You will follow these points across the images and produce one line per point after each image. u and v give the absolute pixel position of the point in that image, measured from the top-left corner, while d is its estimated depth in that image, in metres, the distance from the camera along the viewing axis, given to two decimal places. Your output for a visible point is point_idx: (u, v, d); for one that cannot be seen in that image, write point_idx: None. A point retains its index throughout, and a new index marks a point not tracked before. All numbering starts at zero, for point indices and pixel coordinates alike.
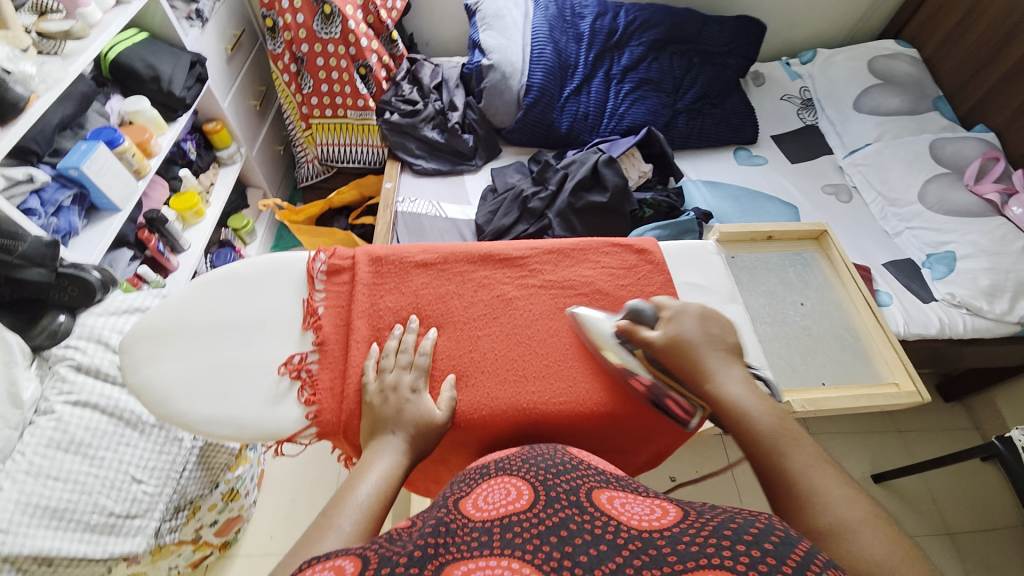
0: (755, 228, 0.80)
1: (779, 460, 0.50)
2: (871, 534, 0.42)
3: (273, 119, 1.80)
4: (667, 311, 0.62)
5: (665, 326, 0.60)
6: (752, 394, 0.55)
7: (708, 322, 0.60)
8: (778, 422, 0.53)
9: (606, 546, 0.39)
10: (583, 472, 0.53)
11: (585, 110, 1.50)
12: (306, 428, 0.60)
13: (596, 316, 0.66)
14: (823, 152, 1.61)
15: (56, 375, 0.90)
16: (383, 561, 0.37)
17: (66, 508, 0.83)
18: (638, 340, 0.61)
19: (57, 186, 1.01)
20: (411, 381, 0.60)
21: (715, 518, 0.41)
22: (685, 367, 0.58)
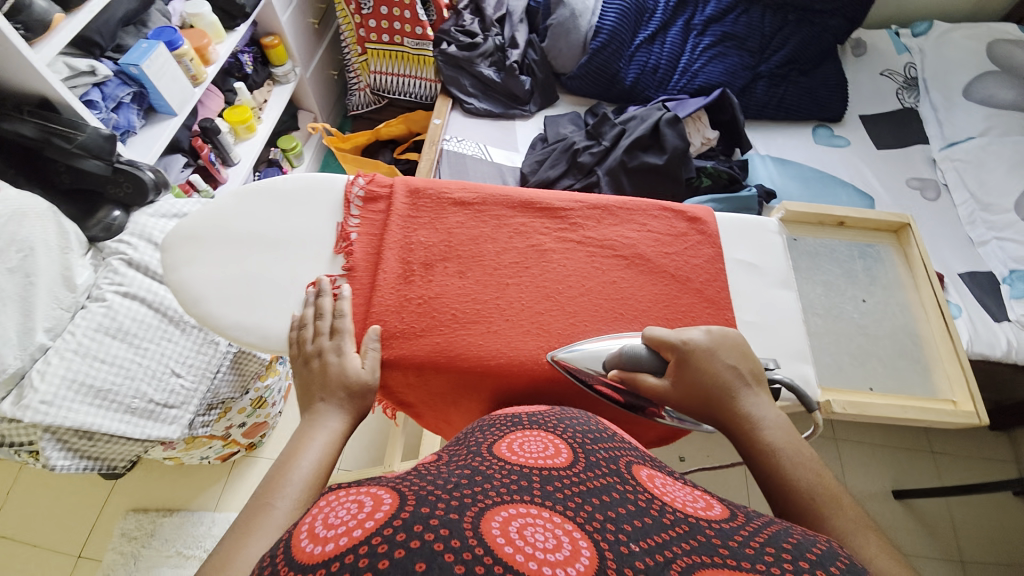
0: (827, 211, 0.73)
1: (820, 521, 0.45)
2: None
3: (330, 41, 1.77)
4: (672, 352, 0.55)
5: (673, 371, 0.54)
6: (788, 445, 0.50)
7: (726, 360, 0.54)
8: (819, 480, 0.48)
9: (650, 519, 0.39)
10: (620, 444, 0.53)
11: (655, 62, 1.38)
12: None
13: (580, 353, 0.58)
14: (916, 140, 1.44)
15: (108, 266, 0.95)
16: (421, 501, 0.36)
17: (109, 389, 0.90)
18: (641, 386, 0.55)
19: (118, 83, 1.02)
20: (332, 346, 0.57)
21: (767, 526, 0.41)
22: (710, 407, 0.53)
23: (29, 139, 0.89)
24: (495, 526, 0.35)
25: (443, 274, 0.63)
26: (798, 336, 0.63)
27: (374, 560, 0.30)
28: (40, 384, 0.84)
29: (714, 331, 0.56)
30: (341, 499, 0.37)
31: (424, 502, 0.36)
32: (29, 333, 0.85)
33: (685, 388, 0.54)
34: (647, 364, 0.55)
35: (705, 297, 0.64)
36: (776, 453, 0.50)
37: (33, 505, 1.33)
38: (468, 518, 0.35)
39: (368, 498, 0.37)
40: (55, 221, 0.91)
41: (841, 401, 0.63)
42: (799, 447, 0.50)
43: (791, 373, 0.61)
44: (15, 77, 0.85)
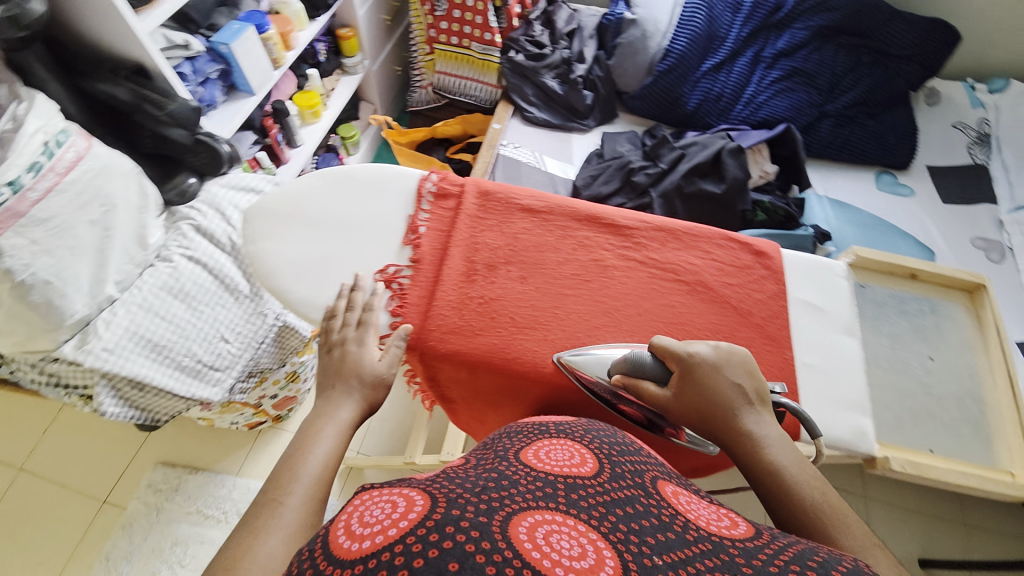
0: (898, 261, 0.72)
1: (826, 537, 0.45)
2: None
3: (399, 37, 1.82)
4: (676, 361, 0.56)
5: (676, 382, 0.55)
6: (790, 461, 0.51)
7: (729, 376, 0.54)
8: (822, 496, 0.48)
9: (673, 534, 0.39)
10: (646, 459, 0.53)
11: (720, 90, 1.37)
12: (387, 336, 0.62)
13: (582, 360, 0.59)
14: (982, 199, 1.37)
15: (178, 230, 0.99)
16: (450, 501, 0.36)
17: (165, 345, 0.94)
18: (643, 394, 0.56)
19: (208, 59, 1.07)
20: (355, 336, 0.60)
21: (792, 543, 0.40)
22: (711, 419, 0.54)
23: (121, 102, 0.92)
24: (522, 530, 0.35)
25: (505, 277, 0.65)
26: (855, 385, 0.62)
27: (408, 558, 0.30)
28: (104, 332, 0.88)
29: (719, 346, 0.56)
30: (375, 499, 0.37)
31: (454, 504, 0.36)
32: (99, 283, 0.88)
33: (687, 400, 0.54)
34: (651, 373, 0.56)
35: (765, 333, 0.63)
36: (780, 472, 0.50)
37: (67, 447, 1.38)
38: (498, 521, 0.35)
39: (401, 498, 0.37)
40: (137, 180, 0.92)
41: (901, 460, 0.61)
42: (801, 463, 0.51)
43: (845, 422, 0.60)
44: (117, 44, 0.91)
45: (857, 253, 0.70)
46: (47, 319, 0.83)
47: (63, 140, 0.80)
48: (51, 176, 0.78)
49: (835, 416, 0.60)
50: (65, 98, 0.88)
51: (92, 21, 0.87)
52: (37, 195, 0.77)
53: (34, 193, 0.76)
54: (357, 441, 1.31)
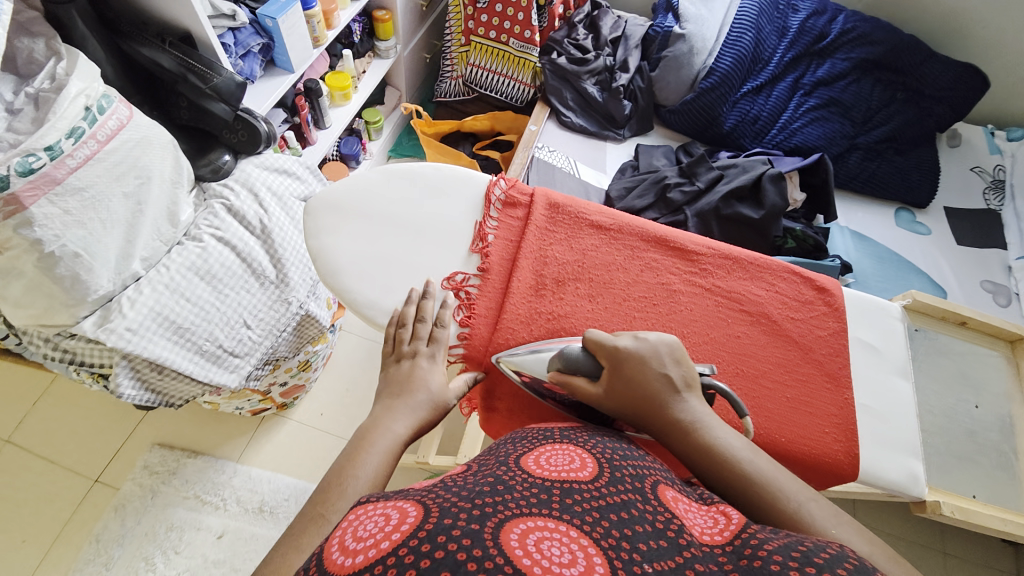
0: (952, 308, 0.73)
1: (772, 502, 0.48)
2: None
3: (433, 23, 1.77)
4: (607, 356, 0.56)
5: (608, 377, 0.55)
6: (725, 437, 0.53)
7: (657, 367, 0.55)
8: (759, 463, 0.51)
9: (665, 542, 0.39)
10: (651, 465, 0.52)
11: (757, 113, 1.38)
12: (455, 348, 0.61)
13: (520, 359, 0.59)
14: (995, 243, 1.38)
15: (209, 208, 0.96)
16: (443, 513, 0.37)
17: (188, 328, 0.89)
18: (577, 391, 0.56)
19: (251, 32, 1.04)
20: (427, 352, 0.59)
21: (775, 537, 0.41)
22: (646, 412, 0.54)
23: (165, 70, 0.90)
24: (513, 538, 0.35)
25: (573, 295, 0.64)
26: (911, 429, 0.63)
27: (401, 570, 0.32)
28: (128, 311, 0.83)
29: (645, 337, 0.57)
30: (370, 512, 0.39)
31: (447, 513, 0.37)
32: (127, 260, 0.84)
33: (619, 394, 0.55)
34: (584, 368, 0.56)
35: (825, 371, 0.64)
36: (717, 450, 0.52)
37: (57, 420, 1.32)
38: (489, 528, 0.36)
39: (395, 510, 0.39)
40: (173, 153, 0.88)
41: (950, 506, 0.62)
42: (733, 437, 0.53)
43: (900, 466, 0.61)
44: (166, 8, 0.87)
45: (915, 296, 0.71)
46: (70, 294, 0.79)
47: (105, 105, 0.76)
48: (91, 143, 0.74)
49: (892, 459, 0.61)
50: (104, 59, 0.83)
51: None
52: (76, 162, 0.73)
53: (73, 159, 0.72)
54: None
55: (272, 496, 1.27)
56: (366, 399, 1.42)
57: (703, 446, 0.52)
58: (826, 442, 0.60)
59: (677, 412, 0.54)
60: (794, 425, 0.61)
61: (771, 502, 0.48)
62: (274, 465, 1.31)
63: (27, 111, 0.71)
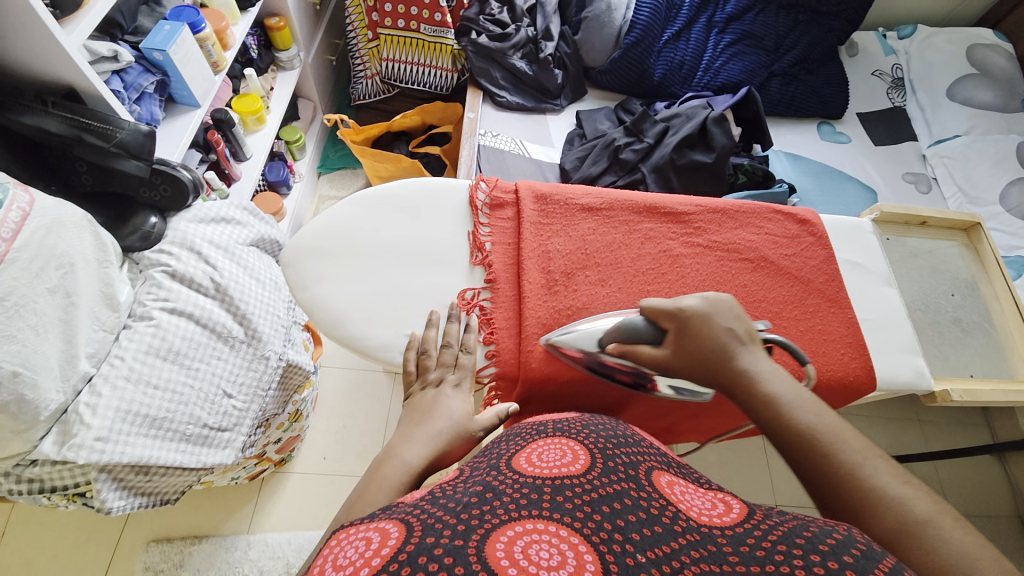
0: (915, 212, 0.84)
1: (830, 457, 0.46)
2: (951, 529, 0.40)
3: (330, 22, 1.64)
4: (670, 320, 0.56)
5: (672, 339, 0.56)
6: (789, 390, 0.51)
7: (722, 321, 0.55)
8: (821, 420, 0.49)
9: (660, 529, 0.39)
10: (645, 450, 0.52)
11: (681, 58, 1.41)
12: (485, 367, 0.61)
13: (569, 339, 0.59)
14: (907, 137, 1.50)
15: (150, 280, 0.85)
16: (428, 531, 0.36)
17: (164, 417, 0.79)
18: (639, 355, 0.56)
19: (140, 70, 0.90)
20: (455, 379, 0.58)
21: (783, 521, 0.40)
22: (708, 368, 0.54)
23: (54, 136, 0.78)
24: (500, 548, 0.35)
25: (585, 283, 0.64)
26: (907, 331, 0.69)
27: None
28: (92, 419, 0.73)
29: (708, 296, 0.57)
30: (350, 537, 0.37)
31: (431, 530, 0.36)
32: (72, 362, 0.73)
33: (683, 353, 0.55)
34: (646, 336, 0.57)
35: (827, 297, 0.68)
36: (777, 402, 0.50)
37: (30, 547, 1.17)
38: (473, 542, 0.35)
39: (376, 532, 0.37)
40: (92, 230, 0.77)
41: (957, 391, 0.72)
42: (798, 395, 0.51)
43: (909, 365, 0.67)
44: (37, 63, 0.74)
45: (885, 209, 0.81)
46: (20, 419, 0.68)
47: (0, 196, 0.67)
48: None
49: (900, 361, 0.67)
50: None
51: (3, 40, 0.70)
52: None
53: None
54: None
55: (297, 555, 1.19)
56: (367, 431, 1.35)
57: (760, 398, 0.51)
58: (847, 362, 0.64)
59: (740, 363, 0.53)
60: (818, 355, 0.64)
61: (829, 454, 0.46)
62: (291, 522, 1.23)
63: None
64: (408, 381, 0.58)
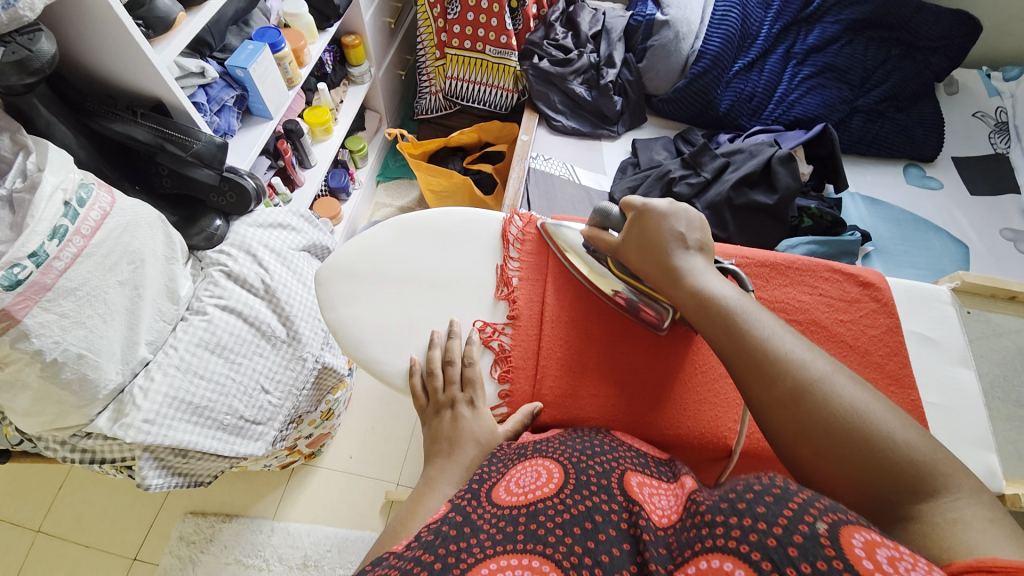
0: (1001, 284, 0.73)
1: (742, 330, 0.49)
2: (845, 386, 0.45)
3: (402, 40, 1.72)
4: (633, 212, 0.60)
5: (628, 227, 0.60)
6: (715, 280, 0.53)
7: (673, 223, 0.57)
8: (739, 303, 0.51)
9: (628, 546, 0.39)
10: (620, 454, 0.51)
11: (751, 90, 1.34)
12: (498, 407, 0.61)
13: (565, 236, 0.66)
14: (1009, 188, 1.32)
15: (208, 277, 0.92)
16: None
17: (206, 406, 0.85)
18: (603, 245, 0.62)
19: (223, 85, 0.99)
20: (467, 398, 0.58)
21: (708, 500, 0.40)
22: (647, 261, 0.57)
23: (140, 143, 0.87)
24: None
25: (610, 328, 0.63)
26: (980, 422, 0.60)
27: None
28: (143, 402, 0.79)
29: (676, 202, 0.59)
30: None
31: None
32: (132, 347, 0.80)
33: (631, 241, 0.59)
34: (612, 223, 0.62)
35: (887, 373, 0.61)
36: (699, 289, 0.53)
37: (85, 503, 1.29)
38: None
39: None
40: (163, 230, 0.85)
41: None
42: (717, 286, 0.53)
43: (977, 461, 0.59)
44: (137, 79, 0.83)
45: (967, 275, 0.73)
46: (80, 395, 0.75)
47: (84, 196, 0.74)
48: (77, 240, 0.72)
49: (968, 457, 0.58)
50: (74, 142, 0.81)
51: (105, 55, 0.79)
52: (64, 262, 0.70)
53: (60, 261, 0.70)
54: (394, 472, 1.33)
55: (314, 549, 1.23)
56: (394, 437, 1.37)
57: (686, 286, 0.54)
58: None
59: (675, 257, 0.55)
60: None
61: (740, 331, 0.49)
62: (312, 516, 1.28)
63: (3, 215, 0.68)
64: (420, 406, 0.59)
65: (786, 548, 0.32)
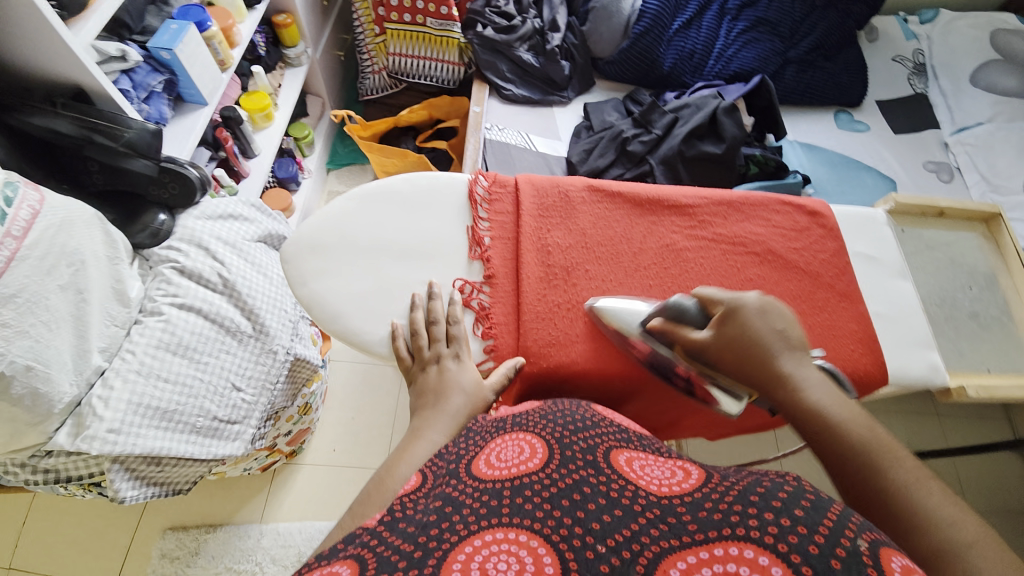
0: (930, 203, 0.85)
1: (874, 468, 0.46)
2: (996, 556, 0.38)
3: (337, 19, 1.64)
4: (720, 308, 0.57)
5: (716, 324, 0.56)
6: (834, 397, 0.51)
7: (771, 321, 0.55)
8: (870, 432, 0.49)
9: (620, 511, 0.38)
10: (603, 430, 0.51)
11: (692, 47, 1.37)
12: (484, 362, 0.62)
13: (614, 310, 0.61)
14: (928, 125, 1.44)
15: (159, 276, 0.87)
16: (380, 564, 0.33)
17: (175, 410, 0.81)
18: (681, 340, 0.58)
19: (148, 69, 0.92)
20: (452, 353, 0.59)
21: (740, 482, 0.40)
22: (746, 358, 0.54)
23: (63, 136, 0.80)
24: (456, 565, 0.33)
25: (585, 280, 0.65)
26: (921, 324, 0.67)
27: None
28: (104, 411, 0.74)
29: (763, 298, 0.57)
30: None
31: (385, 564, 0.33)
32: (84, 356, 0.75)
33: (728, 340, 0.55)
34: (690, 320, 0.58)
35: (838, 291, 0.66)
36: (821, 409, 0.50)
37: (52, 536, 1.21)
38: (429, 568, 0.33)
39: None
40: (102, 228, 0.80)
41: (974, 386, 0.73)
42: (846, 412, 0.50)
43: (922, 360, 0.65)
44: (53, 66, 0.76)
45: (897, 198, 0.81)
46: (34, 412, 0.70)
47: (10, 195, 0.69)
48: (9, 242, 0.67)
49: (913, 356, 0.65)
50: None
51: (9, 39, 0.72)
52: None
53: None
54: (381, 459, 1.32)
55: (308, 545, 1.21)
56: (376, 424, 1.36)
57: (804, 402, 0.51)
58: (856, 359, 0.63)
59: (784, 364, 0.53)
60: (826, 350, 0.63)
61: (872, 470, 0.46)
62: (302, 514, 1.25)
63: None
64: (405, 366, 0.60)
65: (829, 559, 0.32)
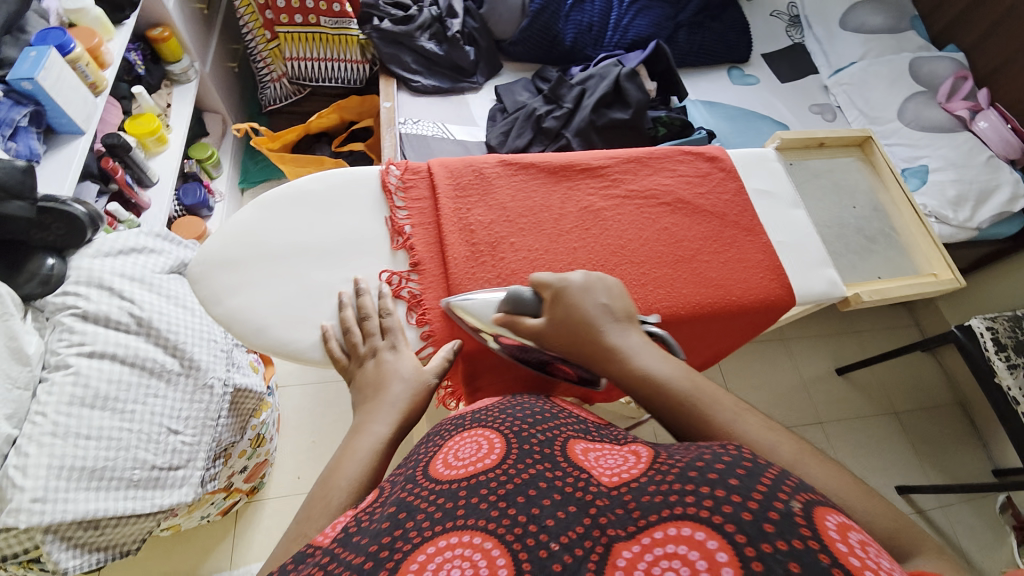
0: (811, 135, 0.94)
1: (702, 420, 0.47)
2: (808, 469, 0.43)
3: (223, 28, 1.54)
4: (548, 290, 0.57)
5: (549, 308, 0.56)
6: (657, 357, 0.52)
7: (592, 299, 0.56)
8: (688, 381, 0.50)
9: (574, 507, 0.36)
10: (562, 422, 0.50)
11: (589, 20, 1.41)
12: (423, 349, 0.61)
13: (471, 304, 0.59)
14: (809, 71, 1.57)
15: (59, 326, 0.79)
16: None
17: (105, 466, 0.75)
18: (525, 331, 0.57)
19: (9, 104, 0.83)
20: (388, 343, 0.59)
21: (684, 457, 0.40)
22: (580, 340, 0.54)
23: None
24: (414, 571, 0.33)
25: (512, 253, 0.66)
26: (816, 245, 0.74)
27: None
28: (24, 480, 0.68)
29: (585, 275, 0.58)
30: None
31: None
32: None
33: (561, 324, 0.55)
34: (528, 308, 0.57)
35: (742, 227, 0.71)
36: (650, 373, 0.51)
37: None
38: None
39: None
40: None
41: (868, 291, 0.82)
42: (672, 369, 0.51)
43: (822, 277, 0.72)
44: None
45: (784, 135, 0.89)
46: None
47: None
48: None
49: (815, 275, 0.71)
50: None
51: None
52: None
53: None
54: None
55: None
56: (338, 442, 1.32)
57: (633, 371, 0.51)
58: (768, 286, 0.68)
59: (612, 339, 0.53)
60: (740, 281, 0.68)
61: (704, 422, 0.47)
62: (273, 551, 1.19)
63: None
64: (342, 364, 0.59)
65: (761, 524, 0.32)
